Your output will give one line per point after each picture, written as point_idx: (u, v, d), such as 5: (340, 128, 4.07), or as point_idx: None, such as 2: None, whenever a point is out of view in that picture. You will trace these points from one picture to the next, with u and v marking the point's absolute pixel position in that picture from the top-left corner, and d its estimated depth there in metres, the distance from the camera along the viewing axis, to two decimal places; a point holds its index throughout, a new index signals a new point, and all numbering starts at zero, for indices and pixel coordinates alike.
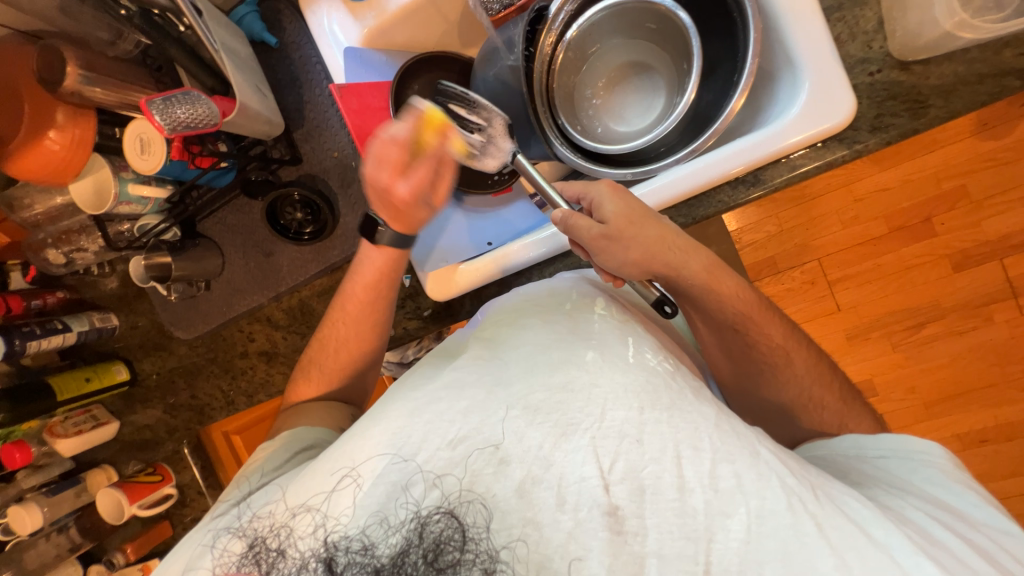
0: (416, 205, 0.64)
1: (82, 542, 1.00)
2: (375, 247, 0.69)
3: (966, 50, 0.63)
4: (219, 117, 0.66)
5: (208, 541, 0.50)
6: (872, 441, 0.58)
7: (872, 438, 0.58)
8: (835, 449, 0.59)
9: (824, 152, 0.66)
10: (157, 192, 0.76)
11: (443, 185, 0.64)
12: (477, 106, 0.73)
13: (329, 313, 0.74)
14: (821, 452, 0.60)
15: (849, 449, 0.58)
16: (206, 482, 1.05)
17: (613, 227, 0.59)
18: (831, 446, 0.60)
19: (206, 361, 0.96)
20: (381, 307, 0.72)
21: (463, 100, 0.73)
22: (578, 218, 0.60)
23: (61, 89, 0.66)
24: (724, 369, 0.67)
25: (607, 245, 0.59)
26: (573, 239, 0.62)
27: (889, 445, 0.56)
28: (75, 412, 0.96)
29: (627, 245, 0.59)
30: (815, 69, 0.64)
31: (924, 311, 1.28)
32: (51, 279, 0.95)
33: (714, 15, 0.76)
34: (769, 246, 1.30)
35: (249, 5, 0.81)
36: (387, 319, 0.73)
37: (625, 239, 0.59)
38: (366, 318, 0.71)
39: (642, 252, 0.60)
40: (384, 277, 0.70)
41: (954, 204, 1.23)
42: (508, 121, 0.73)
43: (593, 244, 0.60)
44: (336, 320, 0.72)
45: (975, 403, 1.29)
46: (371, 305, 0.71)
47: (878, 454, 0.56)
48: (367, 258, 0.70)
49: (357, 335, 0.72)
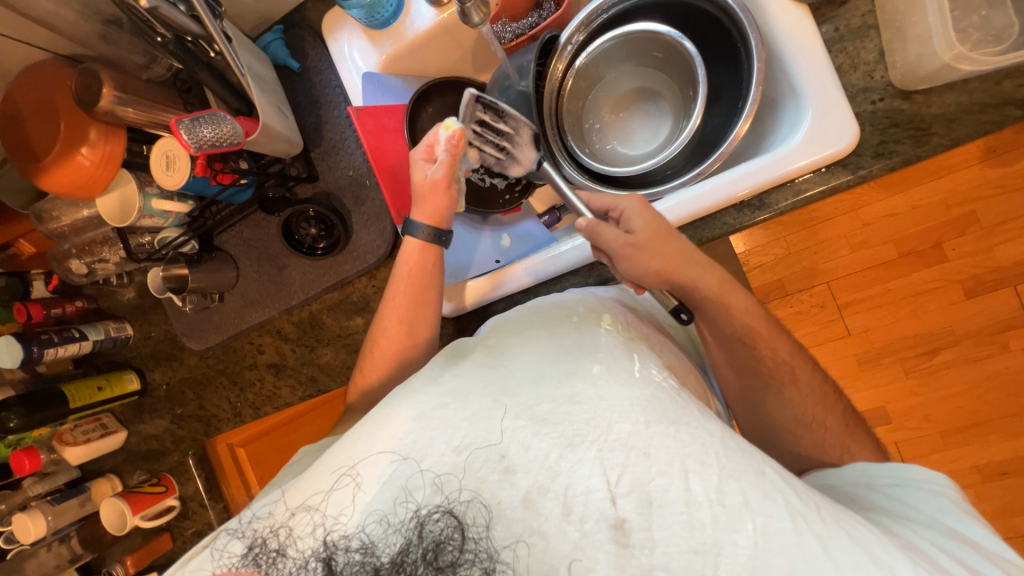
0: (415, 179, 0.73)
1: (82, 553, 0.99)
2: (414, 240, 0.73)
3: (967, 80, 0.63)
4: (243, 137, 0.70)
5: (211, 544, 0.49)
6: (880, 469, 0.56)
7: (880, 466, 0.56)
8: (844, 479, 0.57)
9: (828, 177, 0.67)
10: (180, 207, 0.80)
11: (443, 167, 0.71)
12: (505, 115, 0.76)
13: (379, 312, 0.75)
14: (831, 481, 0.58)
15: (858, 478, 0.57)
16: (209, 494, 1.04)
17: (640, 237, 0.62)
18: (840, 475, 0.58)
19: (216, 372, 0.98)
20: (425, 298, 0.73)
21: (492, 109, 0.74)
22: (605, 228, 0.64)
23: (96, 108, 0.70)
24: (731, 386, 0.67)
25: (633, 253, 0.62)
26: (597, 247, 0.66)
27: (898, 473, 0.55)
28: (85, 421, 0.98)
29: (651, 255, 0.62)
30: (816, 97, 0.66)
31: (937, 337, 1.26)
32: (72, 288, 0.98)
33: (718, 44, 0.78)
34: (777, 268, 1.31)
35: (275, 32, 0.86)
36: (436, 310, 0.75)
37: (650, 248, 0.62)
38: (412, 314, 0.73)
39: (667, 261, 0.62)
40: (422, 270, 0.73)
41: (964, 230, 1.23)
42: (533, 131, 0.78)
43: (620, 252, 0.63)
44: (384, 318, 0.73)
45: (994, 434, 1.26)
46: (412, 302, 0.73)
47: (889, 483, 0.55)
48: (406, 252, 0.74)
49: (389, 335, 0.73)
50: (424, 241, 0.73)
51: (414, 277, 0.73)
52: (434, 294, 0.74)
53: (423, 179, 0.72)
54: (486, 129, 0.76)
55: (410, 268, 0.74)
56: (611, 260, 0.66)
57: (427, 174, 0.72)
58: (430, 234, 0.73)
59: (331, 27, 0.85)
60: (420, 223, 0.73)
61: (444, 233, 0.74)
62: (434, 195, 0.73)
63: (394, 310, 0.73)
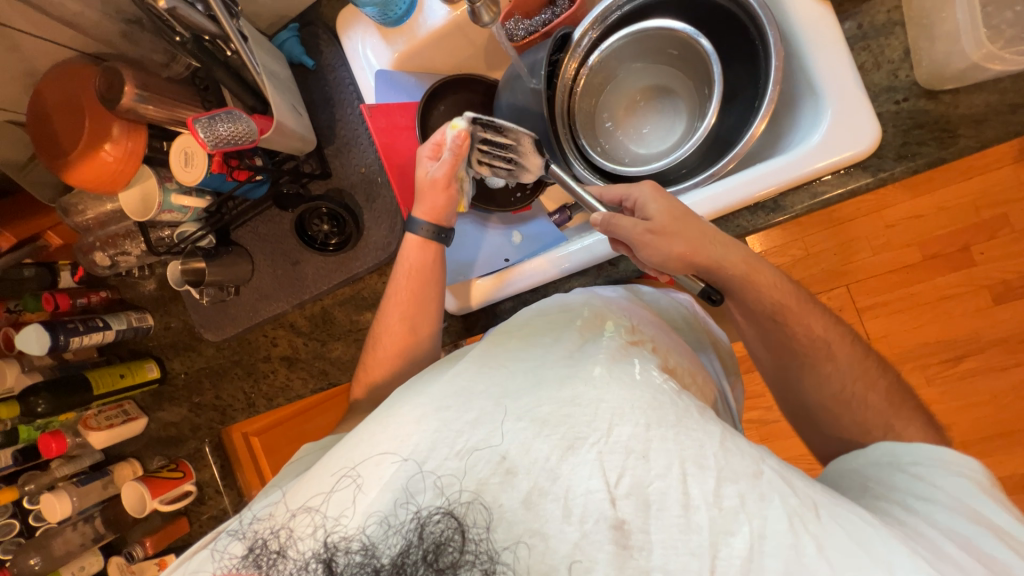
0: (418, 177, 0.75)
1: (104, 533, 1.05)
2: (414, 240, 0.74)
3: (998, 80, 0.61)
4: (258, 135, 0.71)
5: (212, 546, 0.51)
6: (906, 449, 0.54)
7: (906, 445, 0.54)
8: (868, 460, 0.55)
9: (847, 179, 0.65)
10: (197, 202, 0.82)
11: (444, 168, 0.72)
12: (505, 129, 0.74)
13: (381, 309, 0.75)
14: (855, 465, 0.56)
15: (883, 457, 0.54)
16: (223, 482, 1.06)
17: (657, 222, 0.62)
18: (864, 457, 0.56)
19: (231, 363, 1.01)
20: (428, 296, 0.74)
21: (491, 128, 0.73)
22: (621, 218, 0.63)
23: (118, 106, 0.72)
24: (765, 361, 0.67)
25: (652, 239, 0.62)
26: (616, 238, 0.65)
27: (925, 453, 0.52)
28: (108, 406, 1.02)
29: (670, 239, 0.61)
30: (836, 96, 0.64)
31: (961, 343, 1.22)
32: (96, 279, 1.02)
33: (736, 42, 0.76)
34: (793, 270, 1.28)
35: (291, 30, 0.86)
36: (437, 310, 0.75)
37: (669, 233, 0.62)
38: (415, 311, 0.74)
39: (686, 244, 0.62)
40: (425, 270, 0.74)
41: (993, 234, 1.18)
42: (535, 138, 0.75)
43: (639, 240, 0.63)
44: (389, 314, 0.74)
45: (1020, 445, 1.21)
46: (416, 299, 0.74)
47: (913, 461, 0.52)
48: (406, 253, 0.75)
49: (390, 331, 0.74)
50: (425, 238, 0.74)
51: (416, 274, 0.74)
52: (436, 292, 0.75)
53: (425, 177, 0.74)
54: (491, 146, 0.75)
55: (412, 265, 0.74)
56: (630, 249, 0.66)
57: (429, 172, 0.73)
58: (430, 232, 0.74)
59: (345, 25, 0.85)
60: (420, 219, 0.74)
61: (444, 232, 0.75)
62: (433, 193, 0.73)
63: (396, 308, 0.74)
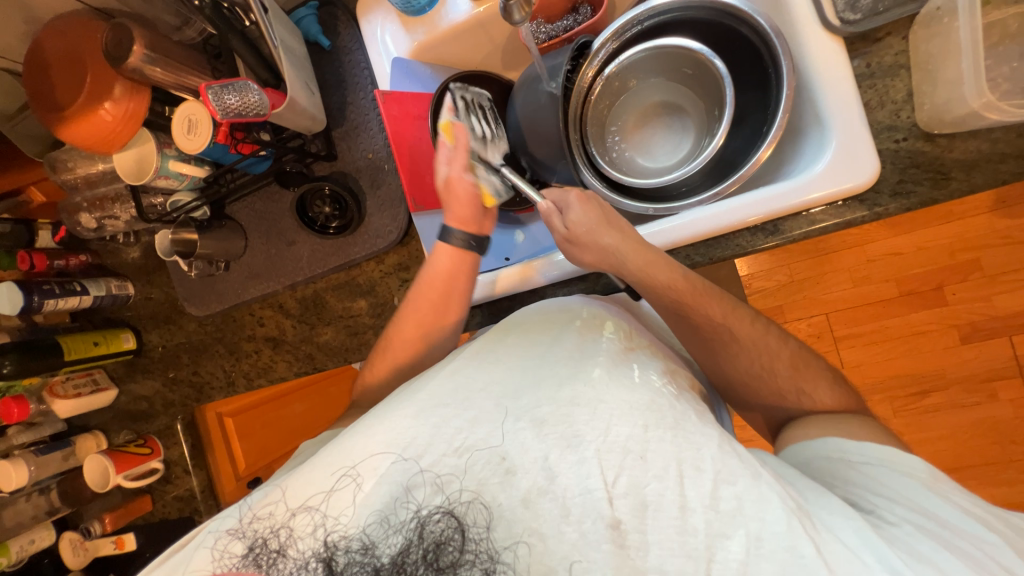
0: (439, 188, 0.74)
1: (59, 506, 1.00)
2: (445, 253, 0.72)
3: (992, 129, 0.64)
4: (268, 109, 0.69)
5: (204, 545, 0.48)
6: (856, 446, 0.55)
7: (856, 442, 0.55)
8: (815, 452, 0.56)
9: (844, 210, 0.67)
10: (195, 171, 0.80)
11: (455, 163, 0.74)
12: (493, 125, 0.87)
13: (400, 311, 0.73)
14: (805, 458, 0.57)
15: (832, 451, 0.55)
16: (194, 460, 1.03)
17: (573, 231, 0.65)
18: (810, 449, 0.57)
19: (213, 340, 0.98)
20: (452, 300, 0.72)
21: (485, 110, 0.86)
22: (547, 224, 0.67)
23: (124, 64, 0.70)
24: None
25: (570, 247, 0.66)
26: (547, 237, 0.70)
27: (872, 451, 0.54)
28: (77, 374, 0.98)
29: (586, 249, 0.65)
30: (841, 130, 0.66)
31: (930, 378, 1.27)
32: (76, 241, 0.97)
33: (748, 69, 0.79)
34: (778, 294, 1.32)
35: (309, 8, 0.85)
36: (460, 314, 0.74)
37: (587, 243, 0.65)
38: (431, 314, 0.72)
39: (595, 255, 0.65)
40: (450, 279, 0.72)
41: (966, 276, 1.24)
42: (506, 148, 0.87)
43: (560, 246, 0.68)
44: (406, 316, 0.72)
45: (974, 479, 1.27)
46: (439, 302, 0.72)
47: (863, 460, 0.53)
48: (435, 264, 0.73)
49: (399, 333, 0.72)
50: (460, 246, 0.73)
51: (441, 283, 0.72)
52: (460, 299, 0.73)
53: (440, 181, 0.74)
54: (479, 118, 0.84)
55: (438, 273, 0.72)
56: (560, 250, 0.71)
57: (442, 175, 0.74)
58: (465, 240, 0.73)
59: (366, 8, 0.84)
60: (455, 228, 0.73)
61: (482, 240, 0.74)
62: (455, 194, 0.73)
63: (412, 314, 0.72)
